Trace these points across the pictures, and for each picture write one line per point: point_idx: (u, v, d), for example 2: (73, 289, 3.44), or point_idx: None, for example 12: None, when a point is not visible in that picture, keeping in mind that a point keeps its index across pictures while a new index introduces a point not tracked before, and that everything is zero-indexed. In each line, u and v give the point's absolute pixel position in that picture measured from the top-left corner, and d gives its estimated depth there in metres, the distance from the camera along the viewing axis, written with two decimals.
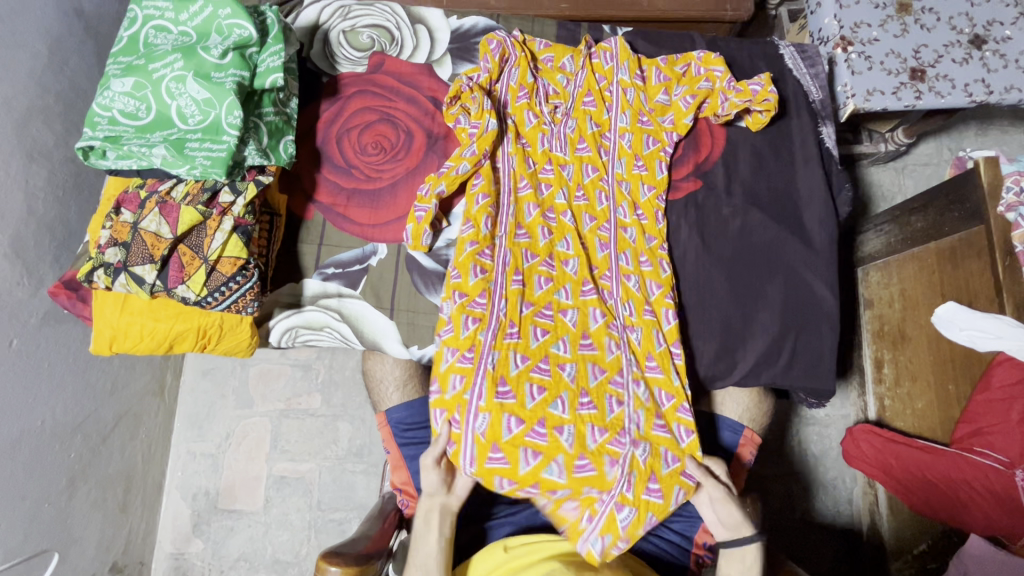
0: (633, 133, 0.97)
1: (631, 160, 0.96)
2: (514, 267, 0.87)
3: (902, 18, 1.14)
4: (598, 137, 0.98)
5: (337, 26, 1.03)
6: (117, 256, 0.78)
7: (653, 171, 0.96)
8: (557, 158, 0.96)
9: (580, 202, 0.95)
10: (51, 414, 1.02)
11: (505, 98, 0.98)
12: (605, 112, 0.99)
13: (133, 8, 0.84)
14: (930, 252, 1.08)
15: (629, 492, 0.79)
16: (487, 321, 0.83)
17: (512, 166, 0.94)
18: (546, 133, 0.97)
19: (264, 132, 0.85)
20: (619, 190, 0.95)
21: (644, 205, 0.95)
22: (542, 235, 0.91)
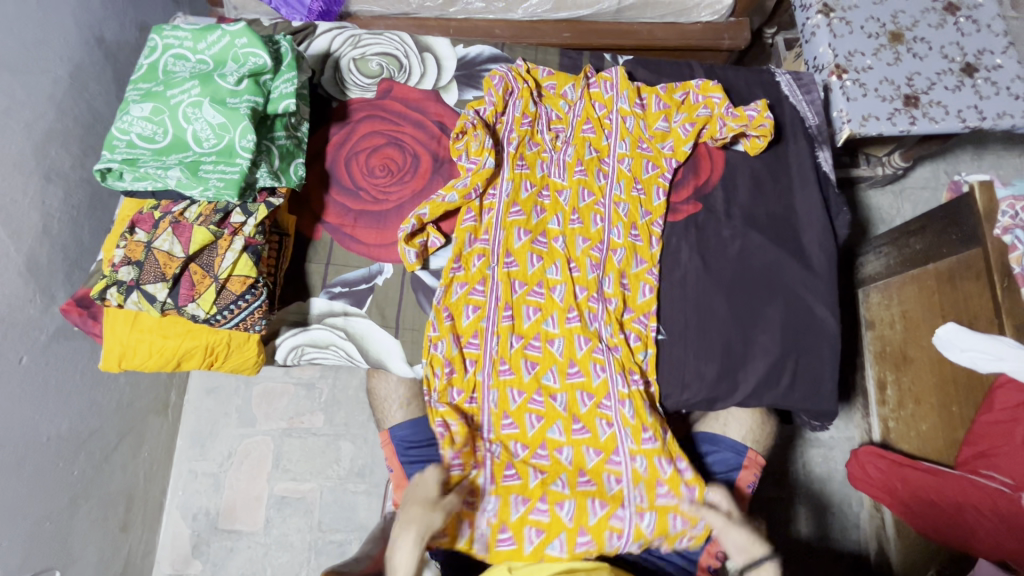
0: (633, 158, 1.00)
1: (630, 183, 0.99)
2: (504, 300, 0.92)
3: (895, 47, 1.18)
4: (597, 162, 1.01)
5: (348, 54, 1.07)
6: (130, 274, 0.80)
7: (651, 197, 0.99)
8: (556, 183, 1.00)
9: (576, 225, 0.97)
10: (57, 431, 1.03)
11: (511, 128, 1.01)
12: (605, 138, 1.02)
13: (154, 37, 0.87)
14: (929, 274, 1.09)
15: (643, 501, 0.85)
16: (482, 361, 0.91)
17: (507, 193, 0.96)
18: (545, 160, 1.01)
19: (276, 155, 0.88)
20: (617, 212, 0.97)
21: (642, 228, 0.97)
22: (532, 261, 0.94)
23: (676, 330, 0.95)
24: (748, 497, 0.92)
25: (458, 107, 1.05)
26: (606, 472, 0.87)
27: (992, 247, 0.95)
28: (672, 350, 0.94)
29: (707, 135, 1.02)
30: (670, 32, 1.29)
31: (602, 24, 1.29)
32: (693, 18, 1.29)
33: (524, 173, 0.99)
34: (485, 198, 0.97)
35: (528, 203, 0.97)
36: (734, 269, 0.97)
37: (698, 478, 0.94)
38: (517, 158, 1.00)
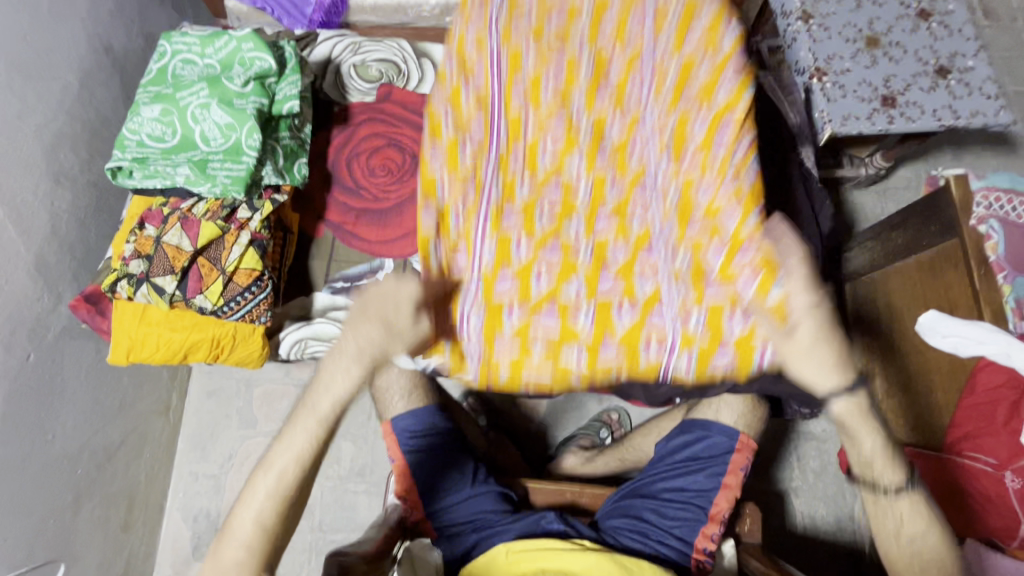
0: (671, 93, 0.85)
1: (695, 185, 0.82)
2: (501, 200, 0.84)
3: (871, 51, 1.24)
4: (617, 110, 0.86)
5: (349, 60, 1.11)
6: (139, 267, 0.83)
7: (707, 160, 0.83)
8: (568, 138, 0.86)
9: (614, 194, 0.85)
10: (61, 429, 1.04)
11: (494, 81, 0.86)
12: (624, 78, 0.87)
13: (163, 42, 0.91)
14: (912, 265, 1.13)
15: (684, 364, 0.80)
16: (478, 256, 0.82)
17: (509, 160, 0.85)
18: (552, 112, 0.86)
19: (281, 154, 0.91)
20: (669, 214, 0.83)
21: (709, 168, 0.82)
22: (526, 185, 0.85)
23: None
24: (742, 481, 0.95)
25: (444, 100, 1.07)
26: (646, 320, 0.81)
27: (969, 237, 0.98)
28: None
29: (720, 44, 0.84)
30: None
31: None
32: None
33: (512, 135, 0.85)
34: (464, 158, 0.85)
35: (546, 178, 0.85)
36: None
37: (693, 464, 0.98)
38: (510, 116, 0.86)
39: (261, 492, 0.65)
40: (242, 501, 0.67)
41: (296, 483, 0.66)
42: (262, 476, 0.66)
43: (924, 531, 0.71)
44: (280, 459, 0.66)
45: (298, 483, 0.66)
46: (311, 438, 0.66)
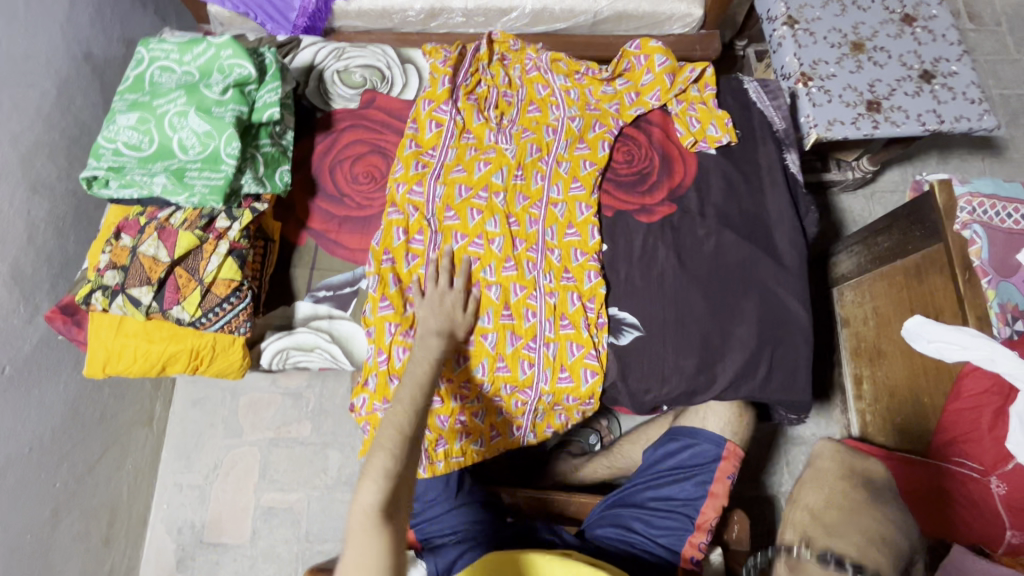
0: (566, 204, 1.01)
1: (559, 273, 0.97)
2: (443, 248, 0.95)
3: (856, 56, 1.24)
4: (528, 209, 1.00)
5: (332, 67, 1.10)
6: (115, 279, 0.81)
7: (568, 258, 0.98)
8: (488, 231, 0.97)
9: (510, 272, 0.95)
10: (39, 441, 1.03)
11: (439, 171, 0.99)
12: (535, 183, 1.01)
13: (140, 50, 0.90)
14: (897, 270, 1.14)
15: (546, 384, 0.95)
16: (424, 258, 0.95)
17: (438, 246, 0.96)
18: (475, 207, 0.98)
19: (261, 162, 0.90)
20: (548, 303, 0.95)
21: (576, 269, 0.98)
22: (472, 216, 0.97)
23: (655, 326, 0.97)
24: (728, 489, 0.93)
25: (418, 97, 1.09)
26: (522, 358, 0.94)
27: (953, 241, 1.00)
28: (652, 346, 0.96)
29: (603, 157, 1.03)
30: None
31: (579, 37, 1.35)
32: (666, 31, 1.34)
33: (453, 222, 0.96)
34: (412, 241, 0.96)
35: (457, 257, 0.95)
36: (709, 266, 1.00)
37: (680, 472, 0.97)
38: (443, 208, 0.97)
39: (388, 438, 0.73)
40: (364, 480, 0.70)
41: (411, 433, 0.74)
42: (387, 427, 0.74)
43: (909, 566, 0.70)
44: (405, 411, 0.76)
45: (419, 417, 0.76)
46: (418, 391, 0.79)
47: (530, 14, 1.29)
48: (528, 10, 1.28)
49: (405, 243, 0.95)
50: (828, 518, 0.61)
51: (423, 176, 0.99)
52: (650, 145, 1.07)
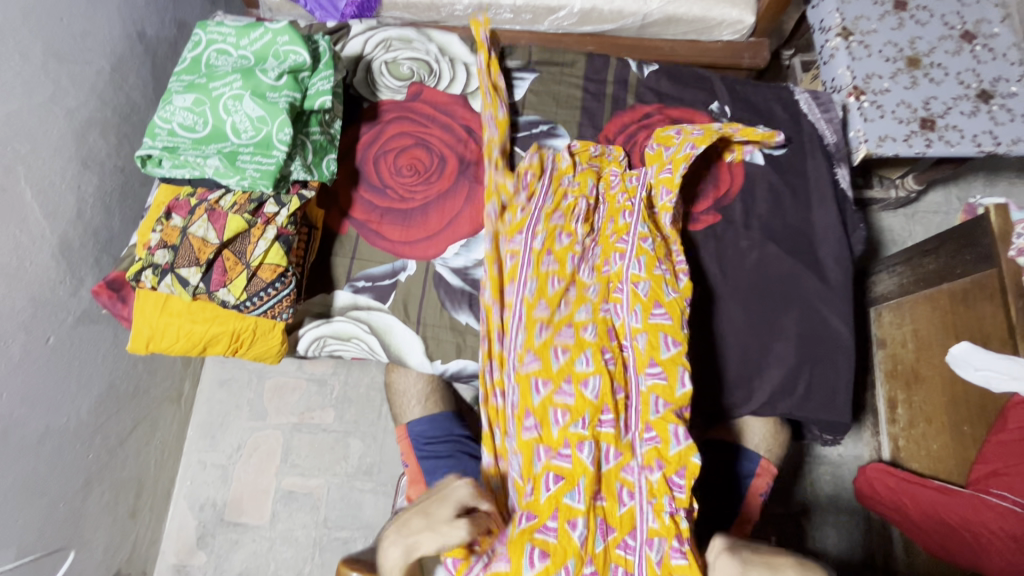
0: (655, 238, 0.90)
1: (654, 327, 0.85)
2: (538, 296, 0.87)
3: (912, 71, 1.21)
4: (614, 245, 0.92)
5: (380, 57, 1.11)
6: (165, 258, 0.81)
7: (660, 292, 0.87)
8: (582, 280, 0.91)
9: (586, 314, 0.88)
10: (76, 412, 1.04)
11: (537, 215, 0.92)
12: (622, 220, 0.93)
13: (198, 32, 0.91)
14: (942, 293, 1.12)
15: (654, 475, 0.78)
16: (517, 300, 0.88)
17: (529, 290, 0.88)
18: (574, 254, 0.91)
19: (310, 150, 0.90)
20: (644, 366, 0.84)
21: (670, 305, 0.86)
22: (570, 261, 0.91)
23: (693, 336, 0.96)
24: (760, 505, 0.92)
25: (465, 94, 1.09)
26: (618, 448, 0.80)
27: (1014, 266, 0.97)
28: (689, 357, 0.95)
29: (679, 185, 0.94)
30: (691, 49, 1.34)
31: (625, 39, 1.34)
32: (715, 37, 1.32)
33: (552, 268, 0.89)
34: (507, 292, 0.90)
35: (553, 301, 0.88)
36: (753, 279, 0.98)
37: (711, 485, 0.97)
38: (541, 255, 0.90)
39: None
40: None
41: None
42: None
43: None
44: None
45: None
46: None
47: (578, 13, 1.28)
48: (577, 9, 1.27)
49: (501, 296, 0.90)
50: None
51: (507, 230, 0.94)
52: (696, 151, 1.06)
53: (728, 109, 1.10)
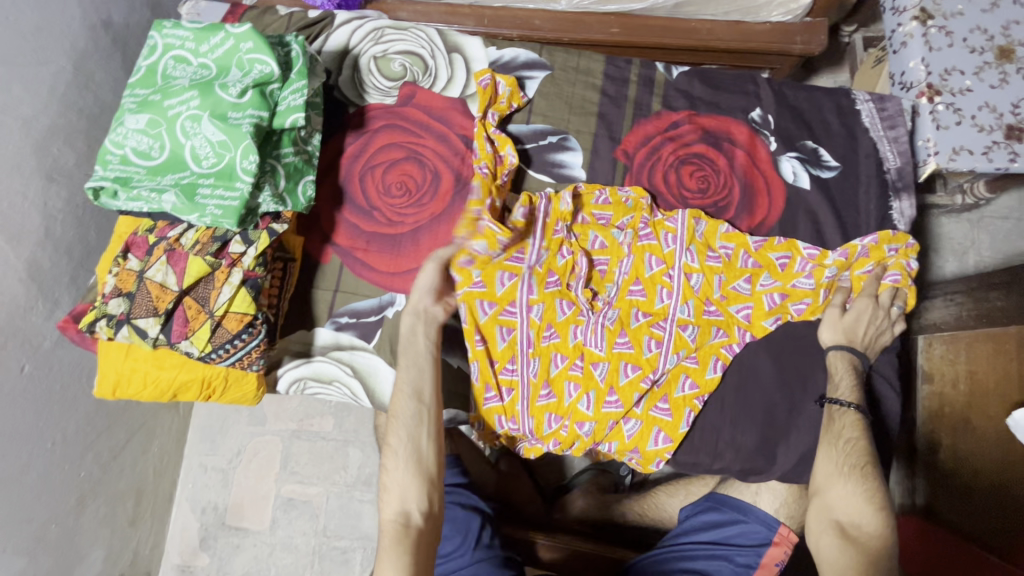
0: (698, 326, 0.83)
1: (654, 400, 0.83)
2: (541, 378, 0.83)
3: (1002, 65, 1.00)
4: (647, 328, 0.84)
5: (368, 52, 0.97)
6: (120, 307, 0.74)
7: (673, 386, 0.83)
8: (592, 353, 0.83)
9: (612, 409, 0.82)
10: (62, 435, 1.01)
11: (530, 280, 0.85)
12: (659, 300, 0.84)
13: (153, 35, 0.79)
14: (1009, 336, 0.99)
15: (628, 437, 0.83)
16: (519, 388, 0.83)
17: (533, 372, 0.83)
18: (578, 324, 0.84)
19: (281, 175, 0.79)
20: (624, 437, 0.83)
21: (676, 402, 0.82)
22: (572, 334, 0.84)
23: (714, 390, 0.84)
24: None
25: (464, 98, 0.95)
26: (601, 442, 0.84)
27: (856, 343, 0.81)
28: (706, 416, 0.84)
29: (823, 306, 0.84)
30: (733, 31, 1.13)
31: (657, 20, 1.15)
32: (762, 17, 1.12)
33: (553, 344, 0.84)
34: (502, 372, 0.84)
35: (557, 383, 0.84)
36: (803, 328, 0.85)
37: (719, 547, 0.87)
38: (542, 328, 0.84)
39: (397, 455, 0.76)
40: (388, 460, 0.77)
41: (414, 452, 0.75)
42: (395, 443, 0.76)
43: (874, 528, 0.73)
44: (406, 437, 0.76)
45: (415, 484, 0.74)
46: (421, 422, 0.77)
47: None
48: None
49: (495, 376, 0.84)
50: (855, 535, 0.73)
51: (500, 298, 0.84)
52: (730, 171, 0.90)
53: (772, 118, 0.93)
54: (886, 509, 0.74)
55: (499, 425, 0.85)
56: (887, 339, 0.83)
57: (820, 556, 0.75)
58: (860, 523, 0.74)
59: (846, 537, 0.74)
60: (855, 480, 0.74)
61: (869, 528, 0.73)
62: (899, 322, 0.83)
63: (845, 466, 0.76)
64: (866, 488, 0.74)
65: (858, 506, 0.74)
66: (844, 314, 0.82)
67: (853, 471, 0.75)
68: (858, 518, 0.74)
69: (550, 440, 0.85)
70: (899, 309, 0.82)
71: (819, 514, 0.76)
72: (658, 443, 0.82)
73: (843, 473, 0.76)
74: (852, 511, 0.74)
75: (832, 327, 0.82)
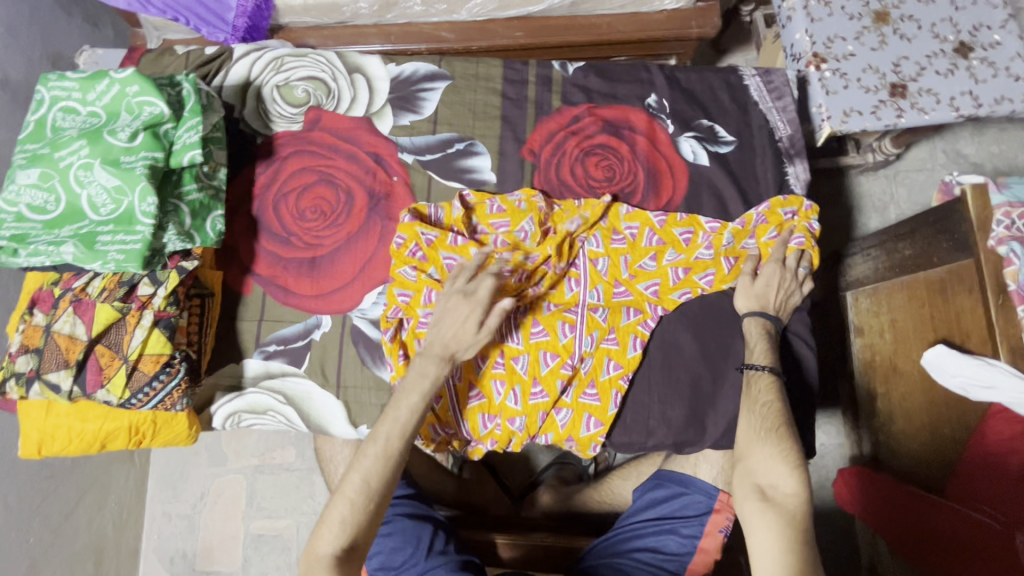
0: (608, 308, 0.87)
1: (582, 386, 0.85)
2: (467, 380, 0.85)
3: (880, 29, 1.06)
4: (560, 315, 0.86)
5: (270, 81, 0.98)
6: (28, 364, 0.73)
7: (598, 370, 0.85)
8: (511, 349, 0.85)
9: (539, 399, 0.84)
10: (2, 503, 0.99)
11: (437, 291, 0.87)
12: (568, 291, 0.87)
13: (39, 89, 0.79)
14: (920, 283, 1.01)
15: (561, 425, 0.86)
16: (447, 394, 0.85)
17: (457, 376, 0.85)
18: (493, 324, 0.86)
19: (185, 213, 0.79)
20: (557, 426, 0.86)
21: (602, 385, 0.85)
22: (490, 334, 0.86)
23: (641, 369, 0.87)
24: (720, 543, 0.86)
25: (371, 117, 0.97)
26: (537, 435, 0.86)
27: (768, 309, 0.84)
28: (636, 397, 0.87)
29: (732, 274, 0.87)
30: (632, 23, 1.17)
31: (558, 19, 1.18)
32: (656, 7, 1.16)
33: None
34: None
35: (483, 384, 0.85)
36: (718, 298, 0.88)
37: (664, 522, 0.89)
38: None
39: (353, 490, 0.71)
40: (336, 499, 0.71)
41: (382, 484, 0.72)
42: (353, 478, 0.71)
43: (793, 488, 0.73)
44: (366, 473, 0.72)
45: (362, 526, 0.70)
46: (386, 468, 0.72)
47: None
48: None
49: None
50: (774, 497, 0.73)
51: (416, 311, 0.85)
52: (633, 157, 0.93)
53: (667, 102, 0.97)
54: (803, 469, 0.74)
55: (435, 434, 0.86)
56: (798, 299, 0.86)
57: (747, 526, 0.73)
58: (779, 485, 0.74)
59: (766, 500, 0.73)
60: (771, 440, 0.76)
61: (790, 489, 0.73)
62: (807, 282, 0.86)
63: (762, 428, 0.77)
64: (784, 449, 0.75)
65: (779, 468, 0.74)
66: (755, 280, 0.85)
67: (770, 433, 0.76)
68: (777, 480, 0.74)
69: (487, 440, 0.86)
70: (806, 270, 0.85)
71: (742, 480, 0.76)
72: (590, 428, 0.85)
73: (762, 436, 0.77)
74: (772, 474, 0.74)
75: (745, 295, 0.85)
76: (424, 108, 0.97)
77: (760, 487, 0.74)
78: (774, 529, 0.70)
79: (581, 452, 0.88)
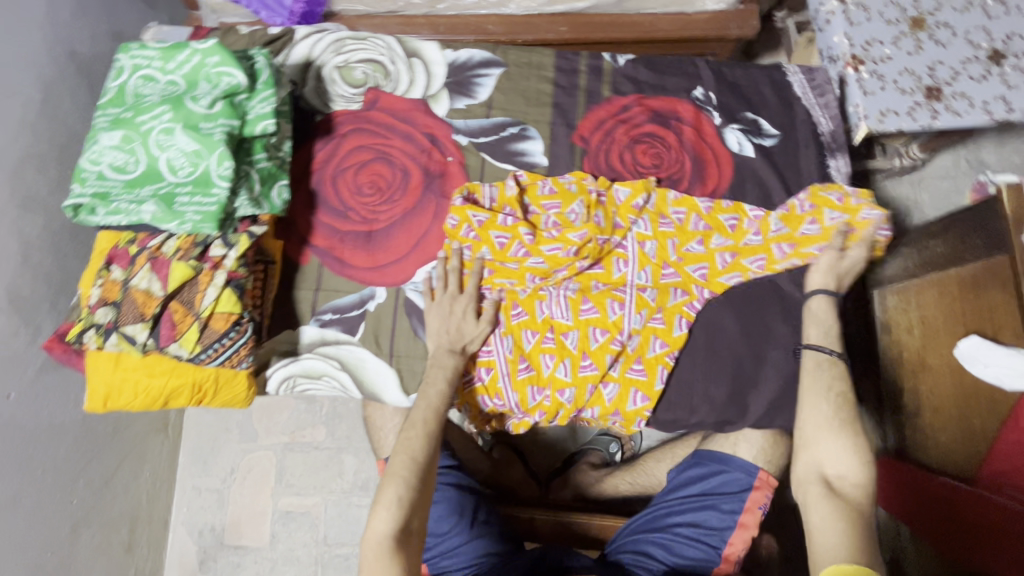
0: (656, 289, 0.89)
1: (629, 362, 0.88)
2: (518, 353, 0.89)
3: (916, 34, 1.10)
4: (609, 294, 0.89)
5: (331, 62, 1.01)
6: (107, 316, 0.76)
7: (644, 347, 0.88)
8: (560, 324, 0.88)
9: (588, 372, 0.87)
10: (52, 462, 1.01)
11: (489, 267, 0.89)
12: (616, 271, 0.90)
13: (121, 57, 0.83)
14: (952, 279, 1.04)
15: (607, 399, 0.88)
16: (497, 365, 0.88)
17: (507, 348, 0.89)
18: (544, 300, 0.89)
19: (256, 180, 0.83)
20: (604, 400, 0.89)
21: (648, 361, 0.88)
22: (540, 309, 0.89)
23: (686, 349, 0.90)
24: (759, 520, 0.88)
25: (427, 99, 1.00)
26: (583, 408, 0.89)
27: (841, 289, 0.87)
28: (680, 375, 0.89)
29: (778, 260, 0.89)
30: (673, 22, 1.21)
31: (602, 16, 1.22)
32: (698, 7, 1.21)
33: (523, 321, 0.89)
34: (480, 353, 0.89)
35: (533, 357, 0.89)
36: (762, 283, 0.91)
37: (706, 498, 0.91)
38: (510, 306, 0.90)
39: (403, 470, 0.76)
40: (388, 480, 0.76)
41: (426, 460, 0.78)
42: (401, 459, 0.77)
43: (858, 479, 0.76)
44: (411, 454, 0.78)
45: (414, 504, 0.75)
46: (428, 445, 0.79)
47: None
48: None
49: (473, 357, 0.89)
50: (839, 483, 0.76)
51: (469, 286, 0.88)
52: (680, 146, 0.97)
53: (713, 95, 1.01)
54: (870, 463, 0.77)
55: (483, 403, 0.90)
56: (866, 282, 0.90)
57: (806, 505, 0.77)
58: (844, 475, 0.77)
59: (831, 488, 0.77)
60: (841, 431, 0.78)
61: (854, 479, 0.76)
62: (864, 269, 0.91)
63: (831, 418, 0.80)
64: (853, 442, 0.78)
65: (845, 458, 0.77)
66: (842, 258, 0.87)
67: (838, 424, 0.79)
68: (842, 469, 0.77)
69: (535, 412, 0.89)
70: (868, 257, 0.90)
71: (807, 466, 0.79)
72: (636, 403, 0.88)
73: (831, 426, 0.79)
74: (838, 464, 0.77)
75: (827, 271, 0.87)
76: (478, 92, 1.01)
77: (824, 474, 0.78)
78: (837, 511, 0.74)
79: (625, 426, 0.91)
